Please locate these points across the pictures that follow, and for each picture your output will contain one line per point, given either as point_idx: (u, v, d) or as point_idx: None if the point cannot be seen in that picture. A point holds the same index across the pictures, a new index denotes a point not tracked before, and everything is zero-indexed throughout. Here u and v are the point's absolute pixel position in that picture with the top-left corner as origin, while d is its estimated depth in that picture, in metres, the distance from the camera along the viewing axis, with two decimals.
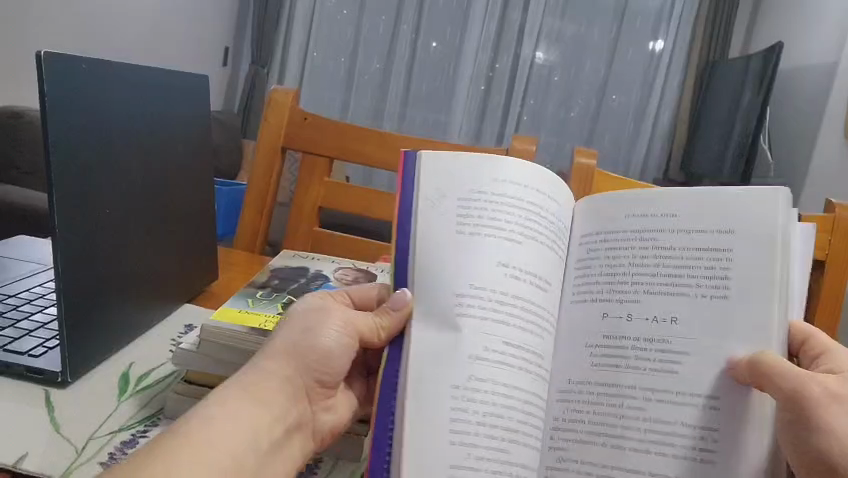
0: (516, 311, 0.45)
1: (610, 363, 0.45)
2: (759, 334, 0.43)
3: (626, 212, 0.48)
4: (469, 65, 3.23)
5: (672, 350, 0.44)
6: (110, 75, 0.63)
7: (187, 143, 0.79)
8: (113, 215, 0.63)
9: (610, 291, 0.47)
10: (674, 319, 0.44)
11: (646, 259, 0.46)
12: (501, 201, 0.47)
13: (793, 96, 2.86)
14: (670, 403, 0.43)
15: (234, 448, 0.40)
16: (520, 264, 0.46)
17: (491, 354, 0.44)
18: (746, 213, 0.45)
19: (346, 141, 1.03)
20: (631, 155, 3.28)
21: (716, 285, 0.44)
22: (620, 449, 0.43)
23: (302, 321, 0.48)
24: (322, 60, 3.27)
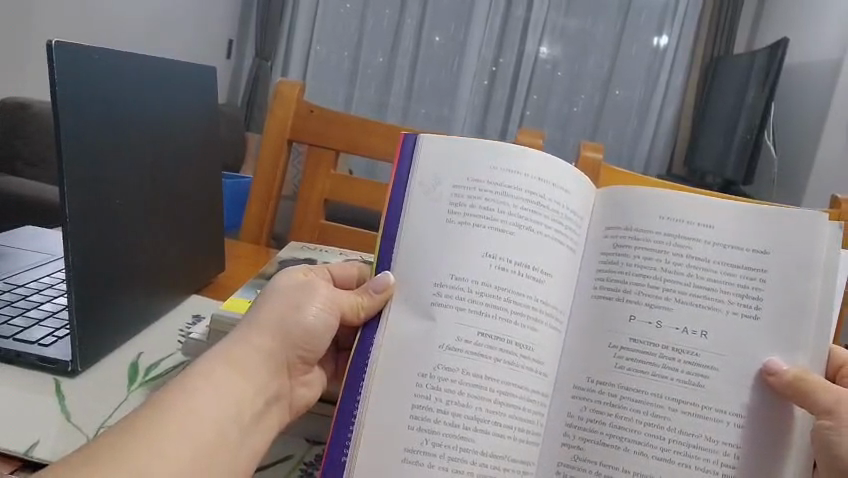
0: (506, 302, 0.46)
1: (638, 368, 0.45)
2: (794, 356, 0.45)
3: (654, 211, 0.47)
4: (472, 60, 3.23)
5: (701, 364, 0.45)
6: (122, 60, 0.63)
7: (196, 135, 0.79)
8: (123, 206, 0.63)
9: (638, 293, 0.46)
10: (704, 333, 0.45)
11: (680, 266, 0.46)
12: (499, 191, 0.47)
13: (797, 93, 2.86)
14: (701, 417, 0.44)
15: (216, 421, 0.40)
16: (503, 254, 0.46)
17: (467, 342, 0.45)
18: (781, 234, 0.46)
19: (354, 135, 1.04)
20: (635, 151, 3.28)
21: (747, 305, 0.46)
22: (643, 456, 0.44)
23: (290, 300, 0.48)
24: (325, 55, 3.27)
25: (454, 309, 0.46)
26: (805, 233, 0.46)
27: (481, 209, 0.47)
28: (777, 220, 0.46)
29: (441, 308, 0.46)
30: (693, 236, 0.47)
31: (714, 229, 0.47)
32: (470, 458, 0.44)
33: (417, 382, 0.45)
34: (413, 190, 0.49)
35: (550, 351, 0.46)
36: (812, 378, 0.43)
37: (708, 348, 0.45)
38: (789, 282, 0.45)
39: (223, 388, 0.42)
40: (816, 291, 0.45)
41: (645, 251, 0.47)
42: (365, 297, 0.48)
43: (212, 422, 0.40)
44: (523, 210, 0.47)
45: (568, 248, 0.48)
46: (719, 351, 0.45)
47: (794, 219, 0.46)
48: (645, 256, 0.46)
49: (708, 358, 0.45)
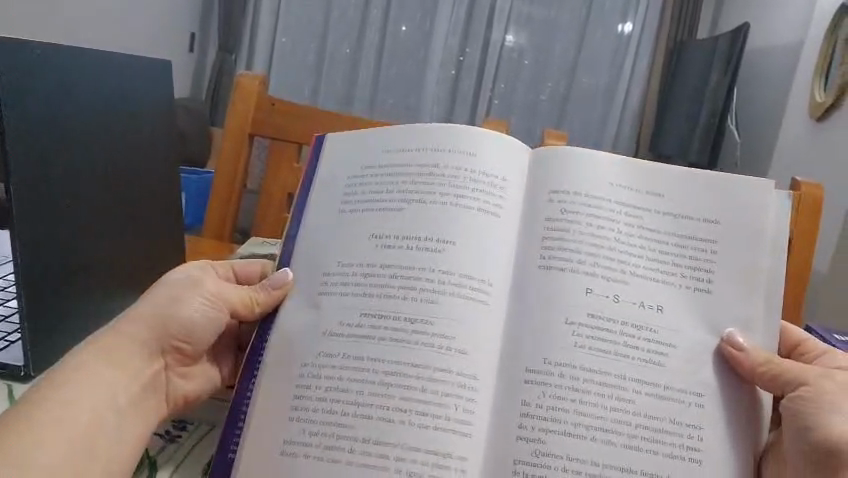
0: (418, 270, 0.50)
1: (602, 348, 0.48)
2: (745, 325, 0.51)
3: (609, 182, 0.53)
4: (439, 49, 3.23)
5: (659, 340, 0.50)
6: (68, 58, 0.61)
7: (153, 132, 0.78)
8: (74, 208, 0.61)
9: (595, 265, 0.50)
10: (659, 307, 0.50)
11: (635, 240, 0.52)
12: (389, 175, 0.55)
13: (759, 77, 2.90)
14: (662, 399, 0.48)
15: (94, 408, 0.47)
16: (390, 231, 0.52)
17: (353, 324, 0.50)
18: (723, 207, 0.53)
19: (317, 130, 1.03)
20: (602, 137, 3.30)
21: (699, 277, 0.52)
22: (613, 445, 0.46)
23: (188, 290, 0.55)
24: (291, 46, 3.23)
25: (339, 293, 0.52)
26: (754, 207, 0.53)
27: (372, 194, 0.55)
28: (723, 198, 0.53)
29: (378, 282, 0.51)
30: (646, 209, 0.53)
31: (665, 202, 0.53)
32: (397, 418, 0.46)
33: (298, 373, 0.50)
34: (314, 188, 0.58)
35: (485, 320, 0.49)
36: (776, 361, 0.48)
37: (668, 322, 0.50)
38: (736, 255, 0.52)
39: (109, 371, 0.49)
40: (761, 260, 0.52)
41: (603, 221, 0.52)
42: (261, 293, 0.55)
43: (92, 406, 0.47)
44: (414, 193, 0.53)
45: (480, 212, 0.52)
46: (675, 326, 0.50)
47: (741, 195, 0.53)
48: (602, 229, 0.51)
49: (665, 330, 0.50)
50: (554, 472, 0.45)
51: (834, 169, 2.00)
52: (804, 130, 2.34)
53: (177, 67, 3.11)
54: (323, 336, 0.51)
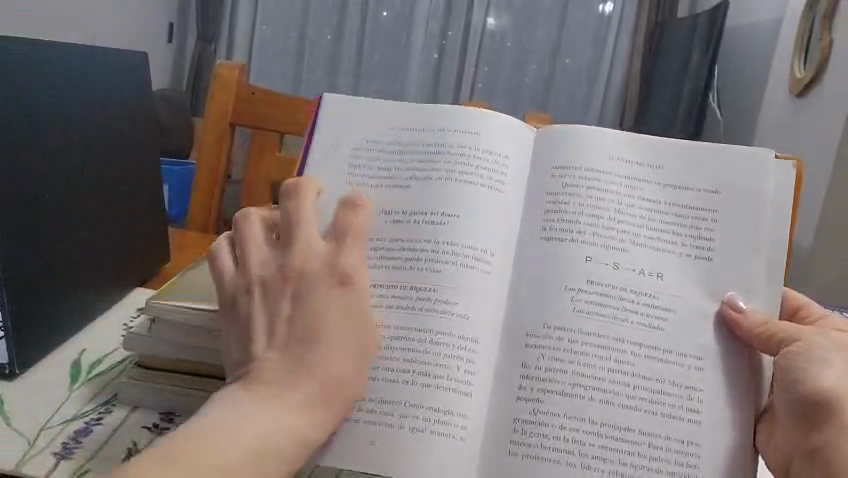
0: (420, 245, 0.50)
1: (600, 312, 0.48)
2: (750, 293, 0.49)
3: (608, 154, 0.52)
4: (420, 33, 3.21)
5: (661, 306, 0.49)
6: (45, 51, 0.61)
7: (133, 125, 0.78)
8: (55, 202, 0.61)
9: (594, 236, 0.50)
10: (659, 274, 0.49)
11: (634, 210, 0.51)
12: (401, 150, 0.53)
13: (740, 53, 2.92)
14: (660, 361, 0.47)
15: None
16: (401, 209, 0.51)
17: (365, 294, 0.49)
18: (721, 177, 0.51)
19: (301, 117, 1.04)
20: (586, 118, 3.31)
21: (700, 245, 0.50)
22: (610, 405, 0.46)
23: (356, 250, 0.48)
24: (271, 34, 3.21)
25: None
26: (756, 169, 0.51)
27: (381, 169, 0.53)
28: (723, 161, 0.51)
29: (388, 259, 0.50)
30: (643, 179, 0.52)
31: (658, 172, 0.52)
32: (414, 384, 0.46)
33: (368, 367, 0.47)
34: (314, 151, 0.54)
35: (490, 286, 0.49)
36: (772, 325, 0.47)
37: (668, 289, 0.49)
38: (738, 222, 0.50)
39: (284, 345, 0.44)
40: (762, 227, 0.50)
41: (597, 192, 0.51)
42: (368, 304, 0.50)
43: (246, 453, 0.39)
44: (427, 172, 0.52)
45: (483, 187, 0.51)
46: (674, 292, 0.49)
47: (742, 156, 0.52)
48: (599, 199, 0.51)
49: (666, 299, 0.49)
50: (553, 431, 0.46)
51: (817, 141, 2.02)
52: (784, 106, 2.36)
53: (155, 58, 3.08)
54: None
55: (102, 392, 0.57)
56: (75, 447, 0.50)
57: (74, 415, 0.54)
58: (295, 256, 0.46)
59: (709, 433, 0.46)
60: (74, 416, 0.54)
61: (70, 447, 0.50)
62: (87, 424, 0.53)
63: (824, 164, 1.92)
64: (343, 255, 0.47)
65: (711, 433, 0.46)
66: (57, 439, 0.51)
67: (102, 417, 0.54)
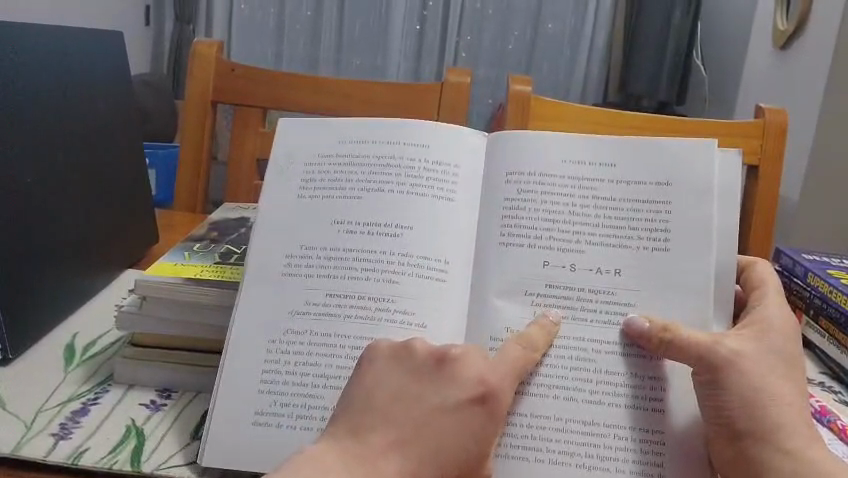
0: (374, 253, 0.52)
1: (558, 310, 0.51)
2: (704, 274, 0.51)
3: (561, 157, 0.54)
4: (401, 4, 3.18)
5: (616, 301, 0.51)
6: (15, 32, 0.60)
7: (113, 107, 0.77)
8: (37, 188, 0.60)
9: (550, 239, 0.52)
10: (617, 271, 0.52)
11: (588, 210, 0.53)
12: (351, 163, 0.56)
13: (724, 9, 2.91)
14: (620, 357, 0.50)
15: None
16: (352, 219, 0.54)
17: (318, 303, 0.52)
18: (673, 168, 0.53)
19: (280, 91, 1.02)
20: (570, 82, 3.30)
21: (657, 238, 0.52)
22: (575, 402, 0.49)
23: (513, 373, 0.46)
24: (250, 12, 3.19)
25: (305, 275, 0.53)
26: (703, 155, 0.53)
27: (331, 184, 0.56)
28: (669, 152, 0.53)
29: (346, 271, 0.52)
30: (599, 178, 0.54)
31: (616, 168, 0.54)
32: None
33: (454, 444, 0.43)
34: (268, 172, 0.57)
35: (448, 285, 0.52)
36: (678, 330, 0.48)
37: (623, 291, 0.51)
38: (694, 212, 0.52)
39: (413, 430, 0.42)
40: (713, 215, 0.51)
41: (550, 195, 0.53)
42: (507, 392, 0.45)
43: None
44: (380, 182, 0.55)
45: (432, 198, 0.54)
46: (631, 287, 0.51)
47: (694, 146, 0.53)
48: (550, 200, 0.53)
49: (625, 296, 0.51)
50: (519, 429, 0.48)
51: (800, 95, 2.02)
52: (766, 62, 2.36)
53: (133, 42, 3.05)
54: (291, 315, 0.52)
55: (97, 373, 0.57)
56: (73, 428, 0.50)
57: (70, 396, 0.54)
58: (454, 358, 0.45)
59: (668, 422, 0.48)
60: (71, 397, 0.54)
61: (68, 428, 0.50)
62: (83, 404, 0.53)
63: (807, 119, 1.93)
64: (499, 377, 0.45)
65: (670, 420, 0.48)
66: (53, 421, 0.51)
67: (98, 397, 0.55)
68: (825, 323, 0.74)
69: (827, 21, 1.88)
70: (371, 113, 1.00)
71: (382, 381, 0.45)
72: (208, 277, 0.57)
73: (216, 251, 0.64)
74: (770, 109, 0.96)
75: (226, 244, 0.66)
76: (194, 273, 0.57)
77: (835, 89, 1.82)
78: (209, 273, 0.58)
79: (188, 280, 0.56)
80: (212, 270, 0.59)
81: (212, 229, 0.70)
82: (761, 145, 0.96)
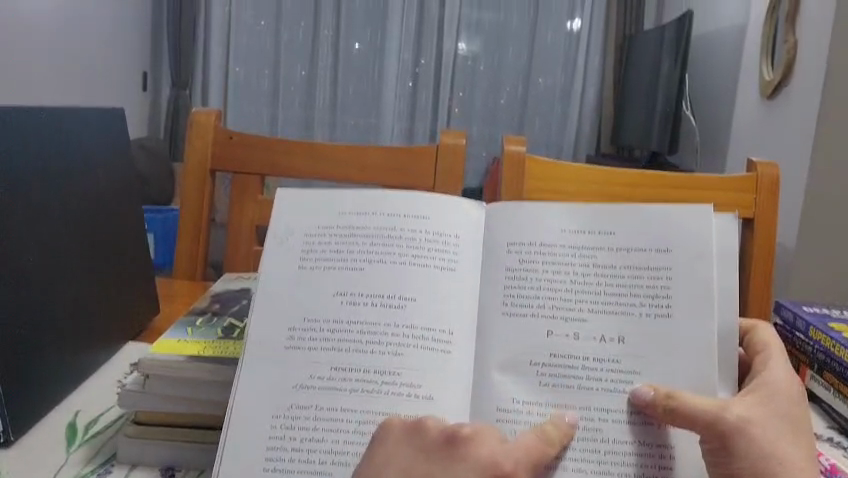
0: (376, 323, 0.52)
1: (563, 379, 0.51)
2: (707, 338, 0.51)
3: (560, 228, 0.55)
4: (393, 64, 3.46)
5: (619, 367, 0.51)
6: (20, 115, 0.61)
7: (113, 181, 0.77)
8: (36, 267, 0.60)
9: (552, 308, 0.53)
10: (620, 338, 0.51)
11: (589, 277, 0.53)
12: (351, 234, 0.56)
13: (701, 60, 3.12)
14: (626, 426, 0.49)
15: None
16: (354, 292, 0.54)
17: (323, 378, 0.52)
18: (670, 234, 0.54)
19: (279, 158, 1.03)
20: (563, 134, 3.55)
21: (659, 305, 0.52)
22: (582, 472, 0.48)
23: (529, 461, 0.45)
24: (244, 75, 3.45)
25: (307, 349, 0.53)
26: (700, 219, 0.53)
27: (332, 256, 0.56)
28: (665, 218, 0.54)
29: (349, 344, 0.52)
30: (599, 246, 0.54)
31: (614, 235, 0.54)
32: None
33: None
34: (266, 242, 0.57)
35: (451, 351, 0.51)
36: (682, 397, 0.47)
37: (626, 354, 0.51)
38: (693, 276, 0.52)
39: None
40: (714, 279, 0.52)
41: (551, 263, 0.54)
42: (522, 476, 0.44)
43: None
44: (381, 253, 0.55)
45: (434, 267, 0.54)
46: (634, 352, 0.51)
47: (689, 212, 0.54)
48: (550, 269, 0.54)
49: (628, 361, 0.51)
50: None
51: (779, 141, 2.14)
52: (740, 107, 2.55)
53: (130, 108, 3.25)
54: (296, 390, 0.52)
55: (100, 452, 0.57)
56: None
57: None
58: (463, 438, 0.45)
59: None
60: None
61: None
62: None
63: (788, 162, 2.03)
64: (513, 462, 0.44)
65: None
66: None
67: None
68: (830, 377, 0.73)
69: (808, 71, 1.95)
70: (368, 177, 1.01)
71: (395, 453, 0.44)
72: (211, 353, 0.56)
73: (219, 325, 0.64)
74: (761, 163, 0.98)
75: (228, 316, 0.66)
76: (196, 350, 0.57)
77: (805, 131, 1.95)
78: (211, 349, 0.58)
79: (191, 358, 0.56)
80: (214, 345, 0.58)
81: (213, 301, 0.71)
82: (755, 198, 0.97)
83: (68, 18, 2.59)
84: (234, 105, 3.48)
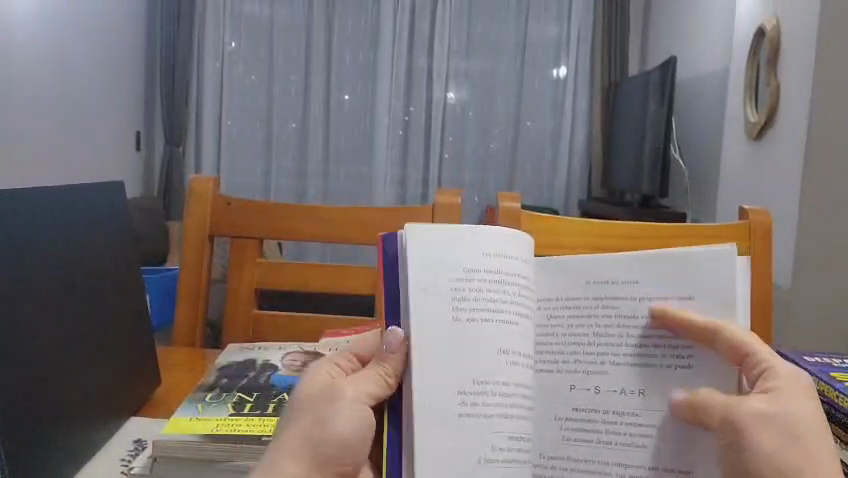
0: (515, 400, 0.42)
1: (583, 437, 0.45)
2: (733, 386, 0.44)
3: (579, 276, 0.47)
4: (384, 114, 3.52)
5: (643, 425, 0.44)
6: (26, 195, 0.60)
7: (115, 255, 0.76)
8: (41, 347, 0.59)
9: (574, 363, 0.46)
10: (640, 391, 0.44)
11: (610, 329, 0.45)
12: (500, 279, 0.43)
13: (686, 101, 3.19)
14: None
15: None
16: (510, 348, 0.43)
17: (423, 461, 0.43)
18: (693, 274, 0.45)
19: (277, 222, 1.04)
20: (554, 178, 3.59)
21: (680, 354, 0.44)
22: None
23: None
24: (237, 130, 3.52)
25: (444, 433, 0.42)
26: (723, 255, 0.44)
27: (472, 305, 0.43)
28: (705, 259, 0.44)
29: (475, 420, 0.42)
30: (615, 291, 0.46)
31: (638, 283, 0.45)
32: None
33: None
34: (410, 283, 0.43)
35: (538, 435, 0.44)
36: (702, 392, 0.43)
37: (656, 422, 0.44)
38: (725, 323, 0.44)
39: None
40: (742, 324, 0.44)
41: (573, 318, 0.46)
42: None
43: None
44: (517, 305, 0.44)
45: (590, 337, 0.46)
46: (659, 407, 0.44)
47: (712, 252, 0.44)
48: (571, 325, 0.46)
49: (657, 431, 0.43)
50: None
51: (768, 179, 2.17)
52: (726, 146, 2.59)
53: (124, 165, 3.29)
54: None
55: None
56: None
57: None
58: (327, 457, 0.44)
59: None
60: None
61: None
62: None
63: (779, 198, 2.05)
64: None
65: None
66: None
67: None
68: None
69: (791, 111, 1.99)
70: (367, 238, 1.03)
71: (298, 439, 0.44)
72: (226, 430, 0.56)
73: (227, 401, 0.64)
74: (753, 211, 0.99)
75: (236, 392, 0.66)
76: (207, 428, 0.57)
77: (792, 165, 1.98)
78: (223, 426, 0.57)
79: (206, 437, 0.55)
80: (225, 423, 0.58)
81: (220, 375, 0.70)
82: (749, 244, 0.98)
83: (65, 79, 2.67)
84: (229, 160, 3.54)
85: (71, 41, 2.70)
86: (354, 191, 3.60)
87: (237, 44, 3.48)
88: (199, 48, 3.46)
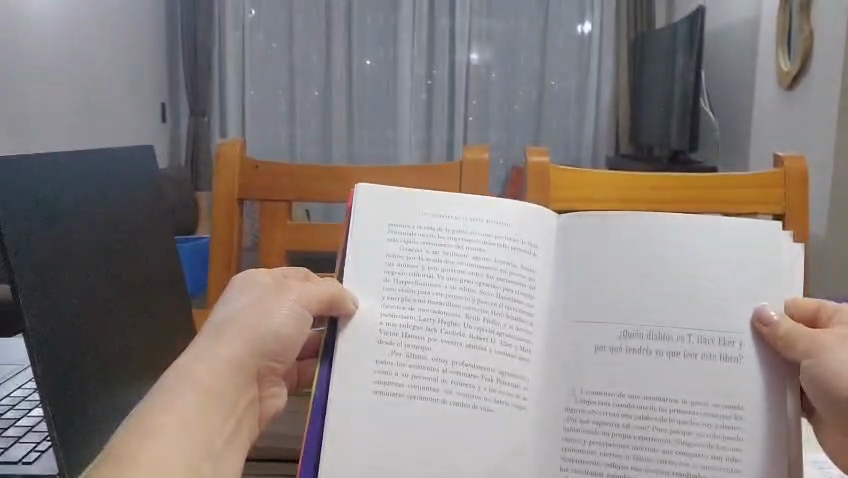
0: (475, 345, 0.52)
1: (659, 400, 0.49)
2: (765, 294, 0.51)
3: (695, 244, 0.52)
4: (407, 76, 3.49)
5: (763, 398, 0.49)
6: (54, 162, 0.60)
7: (148, 218, 0.76)
8: (83, 309, 0.60)
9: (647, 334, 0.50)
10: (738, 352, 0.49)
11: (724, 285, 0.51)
12: (453, 240, 0.55)
13: (718, 50, 3.10)
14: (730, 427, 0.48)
15: (198, 438, 0.45)
16: (489, 315, 0.52)
17: (414, 363, 0.52)
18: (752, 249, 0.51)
19: (301, 184, 1.04)
20: (580, 137, 3.55)
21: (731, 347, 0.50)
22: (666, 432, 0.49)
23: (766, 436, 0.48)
24: (260, 97, 3.53)
25: (402, 369, 0.52)
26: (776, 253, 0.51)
27: (489, 283, 0.53)
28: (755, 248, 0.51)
29: (423, 348, 0.52)
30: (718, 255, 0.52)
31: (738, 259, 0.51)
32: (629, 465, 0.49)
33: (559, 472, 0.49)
34: None
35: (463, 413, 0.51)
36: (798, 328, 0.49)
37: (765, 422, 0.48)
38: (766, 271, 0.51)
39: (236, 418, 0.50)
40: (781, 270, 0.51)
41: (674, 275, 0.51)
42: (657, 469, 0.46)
43: (186, 433, 0.44)
44: (472, 270, 0.54)
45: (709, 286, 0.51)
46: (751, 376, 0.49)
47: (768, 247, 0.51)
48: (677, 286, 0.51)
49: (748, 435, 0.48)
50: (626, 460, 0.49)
51: (803, 130, 2.10)
52: (758, 99, 2.52)
53: (151, 138, 3.34)
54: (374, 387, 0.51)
55: None
56: None
57: None
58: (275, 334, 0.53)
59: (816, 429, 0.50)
60: None
61: None
62: None
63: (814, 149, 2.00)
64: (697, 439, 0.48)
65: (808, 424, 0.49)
66: None
67: None
68: None
69: (826, 57, 1.94)
70: None
71: (178, 388, 0.46)
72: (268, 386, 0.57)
73: None
74: (788, 157, 0.96)
75: None
76: None
77: (829, 113, 1.91)
78: None
79: None
80: None
81: None
82: (783, 192, 0.96)
83: (88, 54, 2.69)
84: (253, 128, 3.55)
85: (92, 16, 2.71)
86: (379, 157, 3.60)
87: (256, 11, 3.45)
88: (220, 18, 3.44)
